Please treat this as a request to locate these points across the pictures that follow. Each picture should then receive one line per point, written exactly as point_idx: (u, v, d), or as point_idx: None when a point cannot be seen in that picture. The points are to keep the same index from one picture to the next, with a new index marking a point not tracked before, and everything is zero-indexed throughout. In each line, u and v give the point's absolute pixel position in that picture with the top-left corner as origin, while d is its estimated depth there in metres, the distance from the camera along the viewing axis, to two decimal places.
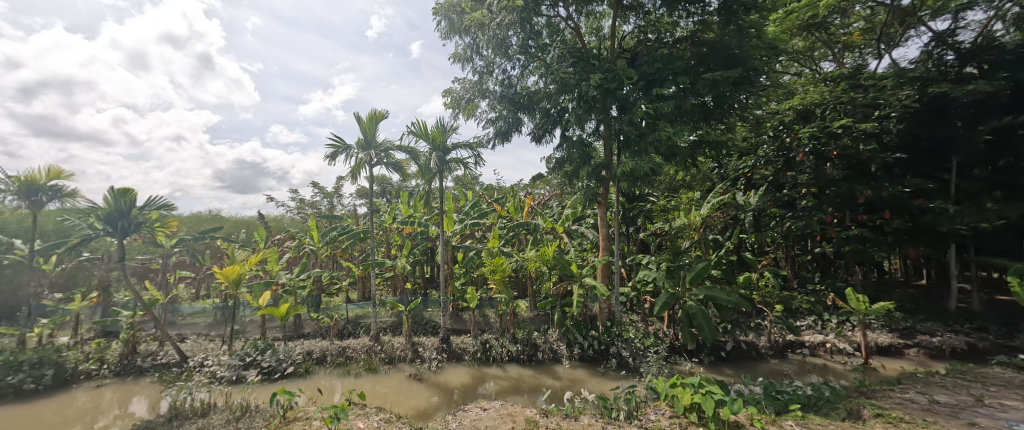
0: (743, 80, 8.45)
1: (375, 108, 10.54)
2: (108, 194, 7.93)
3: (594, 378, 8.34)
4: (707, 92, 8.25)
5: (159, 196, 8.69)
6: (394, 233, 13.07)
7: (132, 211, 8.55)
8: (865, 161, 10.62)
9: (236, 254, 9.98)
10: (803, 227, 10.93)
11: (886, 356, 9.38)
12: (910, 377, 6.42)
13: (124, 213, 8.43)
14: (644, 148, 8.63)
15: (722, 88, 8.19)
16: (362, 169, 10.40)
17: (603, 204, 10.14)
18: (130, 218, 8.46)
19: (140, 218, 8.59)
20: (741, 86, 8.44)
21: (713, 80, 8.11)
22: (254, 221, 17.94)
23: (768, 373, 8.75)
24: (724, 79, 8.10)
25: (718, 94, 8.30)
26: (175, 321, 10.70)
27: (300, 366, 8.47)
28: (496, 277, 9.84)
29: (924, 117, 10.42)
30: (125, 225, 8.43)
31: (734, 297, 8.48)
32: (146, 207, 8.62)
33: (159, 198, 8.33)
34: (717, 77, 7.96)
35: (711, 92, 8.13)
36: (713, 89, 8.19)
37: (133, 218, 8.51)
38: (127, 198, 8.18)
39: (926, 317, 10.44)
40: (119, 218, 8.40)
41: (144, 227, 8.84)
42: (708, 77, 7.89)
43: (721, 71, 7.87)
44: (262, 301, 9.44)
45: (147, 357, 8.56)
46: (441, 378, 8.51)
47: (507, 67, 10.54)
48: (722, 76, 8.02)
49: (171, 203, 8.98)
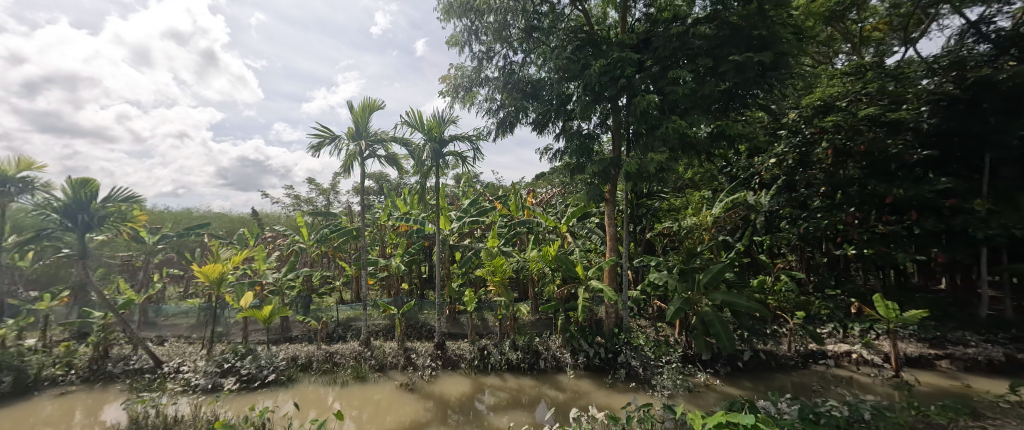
0: (770, 65, 7.59)
1: (368, 96, 9.89)
2: (65, 184, 7.39)
3: (600, 390, 7.69)
4: (728, 78, 7.44)
5: (125, 189, 8.14)
6: (390, 231, 12.50)
7: (93, 205, 7.99)
8: (890, 159, 9.92)
9: (220, 252, 9.40)
10: (823, 227, 10.24)
11: (915, 367, 8.76)
12: (986, 405, 5.63)
13: (84, 207, 7.88)
14: (658, 142, 7.87)
15: (748, 72, 7.30)
16: (353, 161, 9.77)
17: (609, 202, 9.51)
18: (91, 211, 7.90)
19: (103, 212, 8.03)
20: (769, 71, 7.51)
21: (738, 64, 7.24)
22: (248, 218, 17.42)
23: (791, 387, 8.09)
24: (753, 63, 7.22)
25: (741, 79, 7.47)
26: (156, 322, 10.13)
27: (283, 373, 7.86)
28: (495, 278, 9.25)
29: (958, 110, 9.62)
30: (85, 219, 7.88)
31: (753, 303, 7.80)
32: (109, 200, 8.06)
33: (123, 191, 7.78)
34: (743, 60, 7.08)
35: (734, 77, 7.32)
36: (738, 75, 7.38)
37: (95, 211, 7.95)
38: (87, 189, 7.63)
39: (957, 326, 9.74)
40: (79, 212, 7.85)
41: (109, 221, 8.28)
42: (734, 61, 7.04)
43: (747, 54, 7.01)
44: (244, 302, 8.81)
45: (119, 362, 7.96)
46: (435, 388, 7.85)
47: (509, 54, 9.91)
48: (750, 58, 7.14)
49: (139, 197, 8.41)
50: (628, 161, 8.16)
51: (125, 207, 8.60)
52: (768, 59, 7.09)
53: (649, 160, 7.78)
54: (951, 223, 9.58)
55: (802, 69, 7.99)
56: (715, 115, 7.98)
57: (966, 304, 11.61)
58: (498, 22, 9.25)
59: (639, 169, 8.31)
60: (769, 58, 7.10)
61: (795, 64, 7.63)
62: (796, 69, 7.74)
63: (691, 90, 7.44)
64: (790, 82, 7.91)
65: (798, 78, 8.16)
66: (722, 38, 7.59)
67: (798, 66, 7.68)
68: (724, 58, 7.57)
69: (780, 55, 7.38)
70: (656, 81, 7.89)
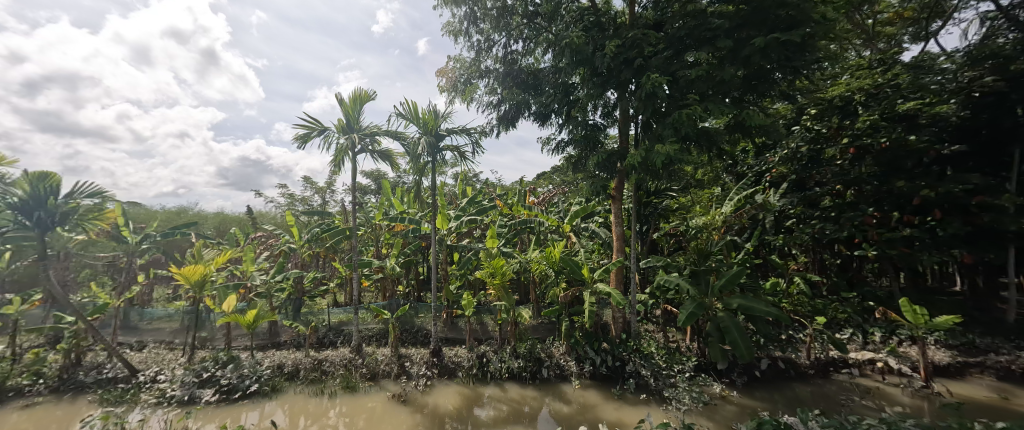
0: (797, 46, 6.96)
1: (359, 88, 9.36)
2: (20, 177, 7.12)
3: (609, 403, 7.17)
4: (752, 61, 6.84)
5: (87, 183, 7.79)
6: (385, 231, 11.99)
7: (51, 201, 7.67)
8: (914, 153, 9.35)
9: (203, 252, 8.89)
10: (840, 227, 9.67)
11: (943, 377, 8.27)
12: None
13: (42, 203, 7.58)
14: (668, 132, 7.27)
15: (773, 55, 6.71)
16: (343, 156, 9.24)
17: (616, 200, 8.99)
18: (48, 208, 7.58)
19: (62, 209, 7.70)
20: (794, 55, 6.91)
21: (763, 45, 6.66)
22: (241, 217, 16.90)
23: (814, 400, 7.55)
24: (779, 44, 6.62)
25: (765, 63, 6.88)
26: (136, 326, 9.56)
27: (267, 383, 7.31)
28: (495, 281, 8.72)
29: (987, 102, 9.06)
30: (43, 216, 7.57)
31: (772, 309, 7.27)
32: (69, 195, 7.74)
33: (83, 185, 7.45)
34: (768, 40, 6.50)
35: (757, 60, 6.72)
36: (763, 58, 6.76)
37: (53, 208, 7.63)
38: (46, 182, 7.34)
39: (985, 332, 9.18)
40: (35, 209, 7.53)
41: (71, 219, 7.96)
42: (758, 42, 6.45)
43: (774, 34, 6.42)
44: (227, 306, 8.27)
45: (91, 371, 7.43)
46: (430, 400, 7.30)
47: (510, 42, 9.36)
48: (776, 39, 6.57)
49: (105, 192, 8.05)
50: (635, 152, 7.57)
51: (95, 206, 8.26)
52: (797, 39, 6.48)
53: (658, 151, 7.15)
54: (979, 222, 9.02)
55: (827, 55, 7.41)
56: (732, 104, 7.42)
57: (989, 308, 11.03)
58: (498, 9, 8.72)
59: (646, 161, 7.74)
60: (796, 39, 6.50)
61: (822, 48, 7.04)
62: (823, 54, 7.14)
63: (709, 73, 6.86)
64: (814, 69, 7.34)
65: (822, 65, 7.58)
66: (742, 19, 7.02)
67: (826, 50, 7.09)
68: (746, 40, 6.98)
69: (807, 37, 6.78)
70: (669, 65, 7.31)
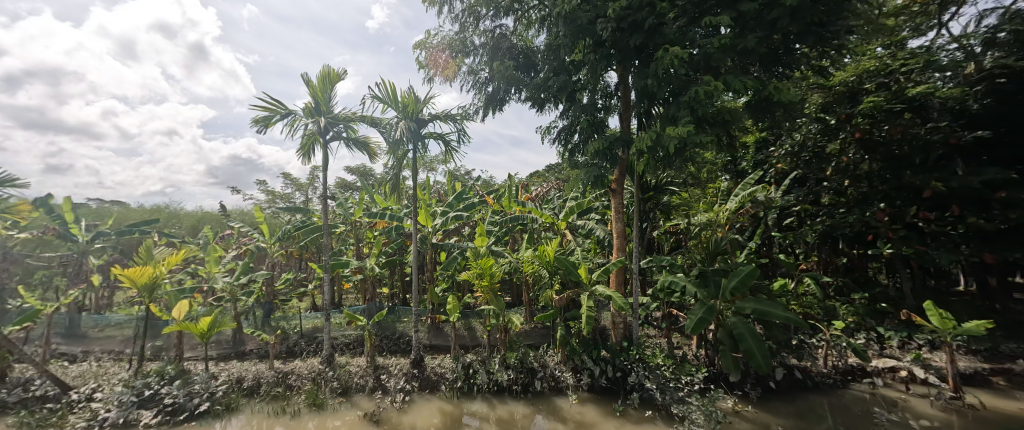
0: (829, 12, 6.21)
1: (328, 66, 8.50)
2: None
3: (609, 421, 6.41)
4: (779, 27, 6.16)
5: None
6: (366, 229, 11.19)
7: None
8: (934, 144, 8.50)
9: (153, 250, 7.95)
10: (853, 223, 9.00)
11: (970, 385, 7.70)
12: None
13: None
14: (681, 114, 6.54)
15: (806, 17, 5.99)
16: (313, 142, 8.40)
17: (618, 192, 8.20)
18: None
19: None
20: (827, 20, 6.22)
21: (793, 7, 5.95)
22: (215, 214, 15.90)
23: (835, 414, 6.87)
24: (811, 5, 5.91)
25: (794, 29, 6.14)
26: (85, 335, 8.68)
27: (220, 401, 6.45)
28: (483, 283, 7.86)
29: (1011, 90, 8.23)
30: None
31: (790, 313, 6.62)
32: None
33: None
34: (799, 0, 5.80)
35: (787, 24, 6.01)
36: (793, 21, 6.02)
37: None
38: None
39: (1009, 336, 8.56)
40: None
41: None
42: (788, 2, 5.72)
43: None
44: (176, 313, 7.27)
45: (15, 388, 6.47)
46: (407, 419, 6.44)
47: (497, 16, 8.55)
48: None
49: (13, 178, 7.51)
50: (644, 134, 6.85)
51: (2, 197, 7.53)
52: None
53: (669, 133, 6.41)
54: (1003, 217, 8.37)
55: (858, 25, 6.66)
56: (757, 77, 6.73)
57: (1007, 310, 10.41)
58: None
59: (656, 147, 7.01)
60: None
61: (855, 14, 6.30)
62: (855, 22, 6.39)
63: (730, 43, 6.15)
64: (841, 43, 6.62)
65: (848, 39, 6.83)
66: None
67: (859, 17, 6.34)
68: (770, 5, 6.25)
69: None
70: (682, 35, 6.58)
